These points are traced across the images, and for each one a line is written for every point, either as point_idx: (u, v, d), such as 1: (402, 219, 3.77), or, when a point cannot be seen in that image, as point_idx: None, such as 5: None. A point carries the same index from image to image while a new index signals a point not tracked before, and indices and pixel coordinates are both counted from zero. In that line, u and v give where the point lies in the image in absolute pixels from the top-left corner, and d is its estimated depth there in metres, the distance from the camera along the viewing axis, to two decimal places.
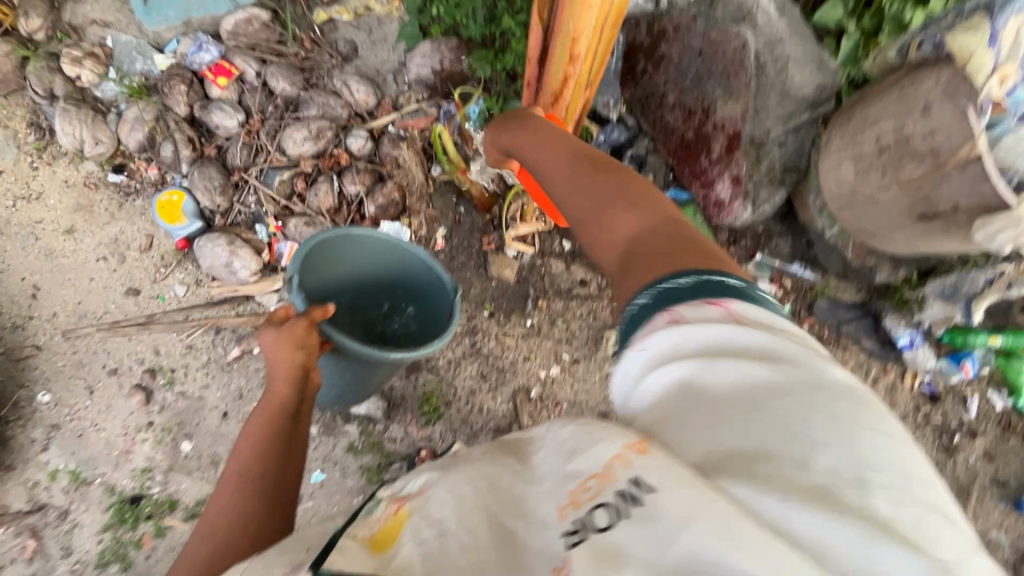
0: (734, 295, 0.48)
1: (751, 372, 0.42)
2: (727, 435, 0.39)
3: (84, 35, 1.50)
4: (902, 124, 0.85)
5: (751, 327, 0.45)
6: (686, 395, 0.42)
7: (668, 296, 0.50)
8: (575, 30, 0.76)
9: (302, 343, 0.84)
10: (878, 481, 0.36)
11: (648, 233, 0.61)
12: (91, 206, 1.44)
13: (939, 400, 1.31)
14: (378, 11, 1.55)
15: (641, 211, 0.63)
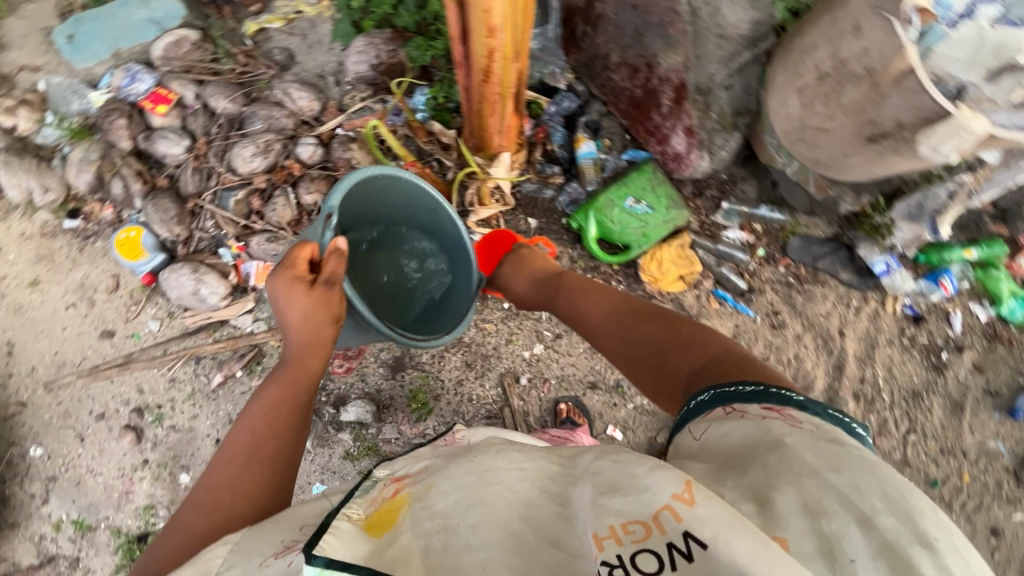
0: (789, 405, 0.57)
1: (801, 458, 0.49)
2: (783, 503, 0.45)
3: (16, 83, 1.47)
4: (836, 48, 0.83)
5: (802, 428, 0.53)
6: (746, 475, 0.50)
7: (726, 397, 0.62)
8: (486, 1, 0.74)
9: (332, 317, 0.87)
10: (944, 548, 0.40)
11: (700, 360, 0.72)
12: (52, 255, 1.42)
13: (923, 321, 1.30)
14: (309, 13, 1.52)
15: (698, 348, 0.74)
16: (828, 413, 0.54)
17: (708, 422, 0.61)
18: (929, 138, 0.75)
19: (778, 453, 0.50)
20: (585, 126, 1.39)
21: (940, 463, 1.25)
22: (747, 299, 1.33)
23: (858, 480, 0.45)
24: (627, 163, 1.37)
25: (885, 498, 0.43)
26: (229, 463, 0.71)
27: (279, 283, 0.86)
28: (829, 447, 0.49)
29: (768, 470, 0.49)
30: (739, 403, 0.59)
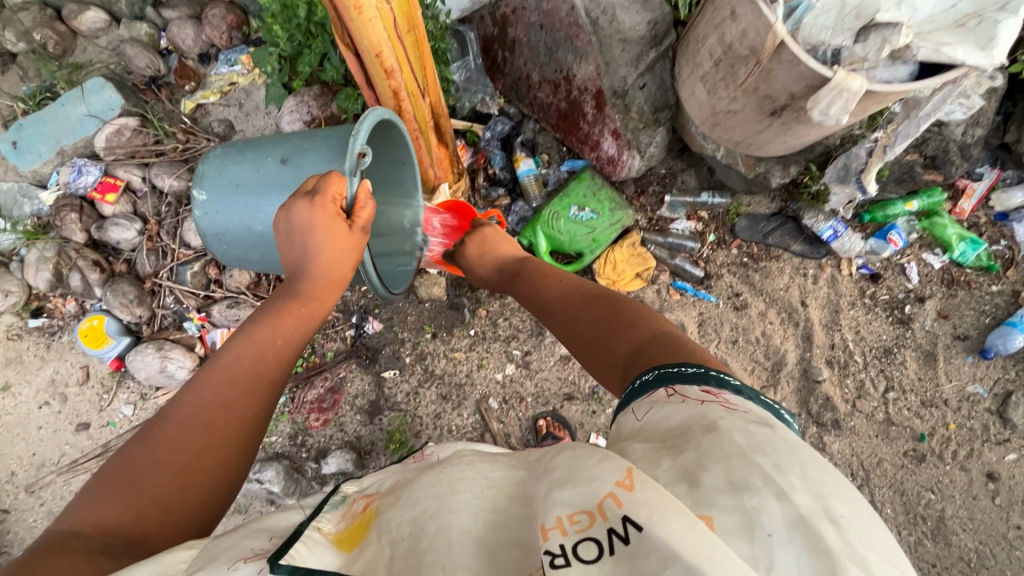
0: (728, 387, 0.51)
1: (726, 433, 0.42)
2: (708, 477, 0.38)
3: None
4: (721, 34, 0.87)
5: (737, 413, 0.46)
6: (670, 451, 0.42)
7: (668, 375, 0.55)
8: (374, 47, 0.78)
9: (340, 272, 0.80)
10: (852, 527, 0.35)
11: (642, 344, 0.66)
12: (20, 357, 1.43)
13: (881, 278, 1.31)
14: (243, 83, 1.57)
15: (636, 328, 0.69)
16: (761, 399, 0.50)
17: (650, 403, 0.52)
18: (818, 103, 0.77)
19: (714, 433, 0.42)
20: (523, 145, 1.42)
21: (923, 416, 1.25)
22: (706, 285, 1.34)
23: (780, 460, 0.38)
24: (567, 174, 1.40)
25: (804, 479, 0.37)
26: (227, 386, 0.66)
27: (297, 205, 0.75)
28: (756, 432, 0.42)
29: (700, 450, 0.40)
30: (680, 385, 0.52)
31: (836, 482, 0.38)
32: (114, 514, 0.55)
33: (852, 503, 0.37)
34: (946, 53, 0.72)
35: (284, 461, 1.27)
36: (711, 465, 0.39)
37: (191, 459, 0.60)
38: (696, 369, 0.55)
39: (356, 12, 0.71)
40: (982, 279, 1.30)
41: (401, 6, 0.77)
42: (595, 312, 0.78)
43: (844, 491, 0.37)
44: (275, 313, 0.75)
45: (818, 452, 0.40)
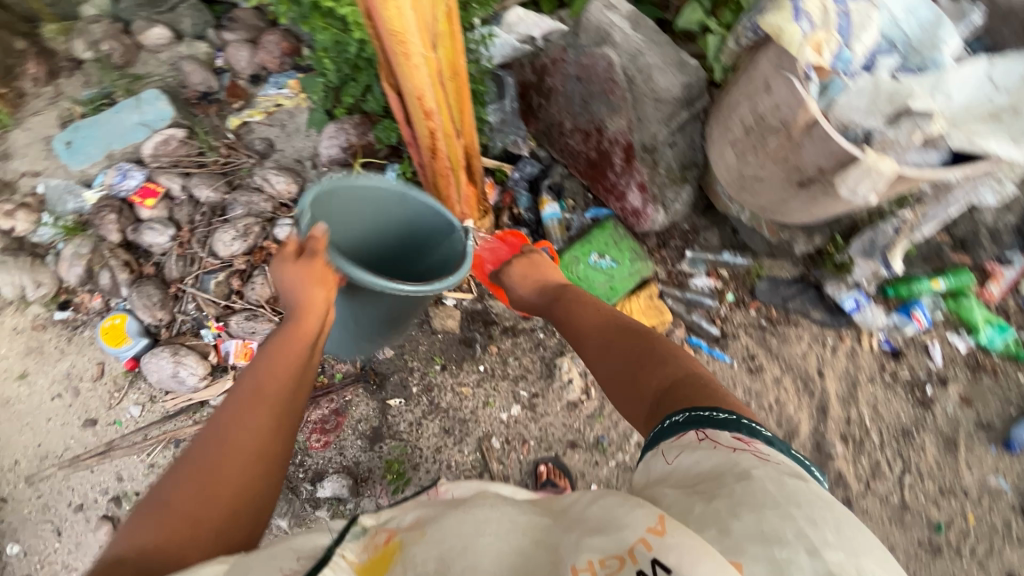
0: (764, 439, 0.52)
1: (760, 481, 0.44)
2: (740, 524, 0.40)
3: (17, 188, 1.58)
4: (754, 104, 0.89)
5: (769, 460, 0.48)
6: (702, 492, 0.45)
7: (697, 419, 0.57)
8: (417, 90, 0.81)
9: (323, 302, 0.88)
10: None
11: (674, 383, 0.69)
12: (41, 347, 1.47)
13: (902, 355, 1.28)
14: (288, 105, 1.65)
15: (667, 367, 0.73)
16: (779, 442, 0.52)
17: (680, 445, 0.55)
18: (846, 180, 0.79)
19: (747, 480, 0.45)
20: (549, 189, 1.44)
21: (941, 504, 1.19)
22: (721, 345, 1.32)
23: (816, 515, 0.41)
24: (590, 221, 1.41)
25: (838, 534, 0.39)
26: (241, 409, 0.70)
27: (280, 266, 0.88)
28: (795, 485, 0.44)
29: (733, 496, 0.43)
30: (709, 428, 0.54)
31: (870, 544, 0.40)
32: (150, 535, 0.56)
33: (884, 559, 0.39)
34: (979, 143, 0.73)
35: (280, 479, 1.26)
36: (748, 514, 0.41)
37: (215, 477, 0.62)
38: (726, 415, 0.56)
39: (404, 58, 0.73)
40: (1008, 367, 1.27)
41: (448, 55, 0.80)
42: (634, 351, 0.80)
43: (875, 548, 0.40)
44: (275, 351, 0.82)
45: (848, 508, 0.42)
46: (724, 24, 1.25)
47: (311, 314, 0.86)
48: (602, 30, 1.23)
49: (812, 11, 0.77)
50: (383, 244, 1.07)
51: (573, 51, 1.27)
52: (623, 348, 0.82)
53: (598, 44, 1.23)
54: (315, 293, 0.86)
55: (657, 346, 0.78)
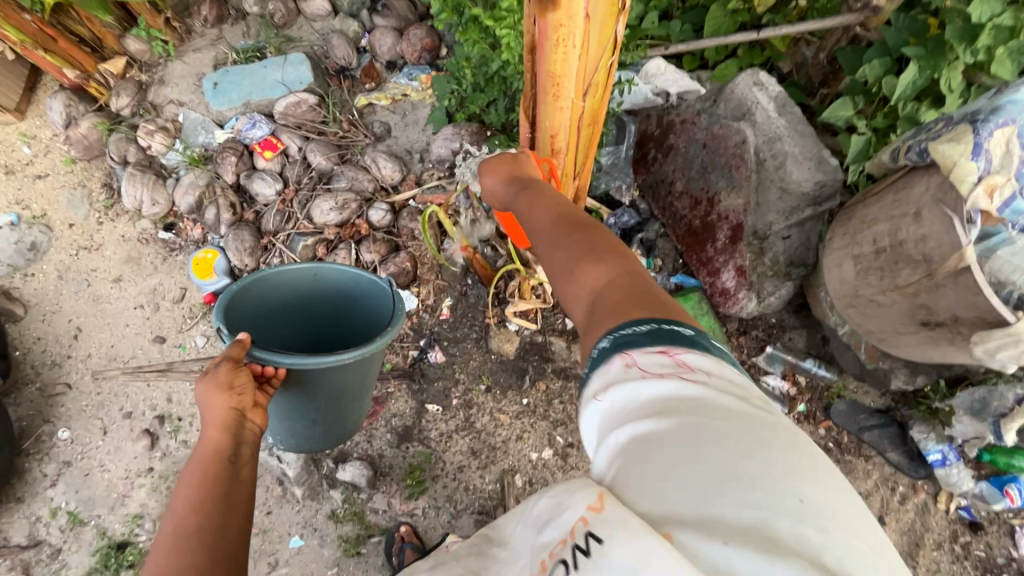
0: (685, 345, 0.46)
1: (696, 420, 0.40)
2: (682, 478, 0.37)
3: (162, 112, 1.74)
4: (896, 227, 0.83)
5: (695, 381, 0.43)
6: (639, 450, 0.40)
7: (623, 340, 0.48)
8: (552, 128, 0.81)
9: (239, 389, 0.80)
10: (825, 520, 0.35)
11: (611, 284, 0.56)
12: (139, 259, 1.59)
13: (981, 530, 1.15)
14: (414, 97, 1.71)
15: (602, 259, 0.59)
16: (714, 345, 0.48)
17: (606, 378, 0.46)
18: (986, 341, 0.74)
19: (674, 419, 0.40)
20: (641, 243, 1.39)
21: None
22: None
23: (760, 461, 0.37)
24: (675, 286, 1.35)
25: (781, 465, 0.37)
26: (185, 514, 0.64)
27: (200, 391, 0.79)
28: (729, 407, 0.41)
29: (673, 444, 0.39)
30: (634, 350, 0.46)
31: (805, 467, 0.38)
32: None
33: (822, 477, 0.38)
34: None
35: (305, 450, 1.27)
36: (686, 470, 0.38)
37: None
38: (691, 331, 0.49)
39: (553, 99, 0.74)
40: None
41: (594, 104, 0.81)
42: (570, 234, 0.64)
43: (814, 472, 0.38)
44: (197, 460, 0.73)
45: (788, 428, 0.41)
46: (874, 127, 1.19)
47: (219, 422, 0.76)
48: (745, 104, 1.19)
49: (992, 153, 0.73)
50: (304, 320, 1.14)
51: (707, 117, 1.25)
52: (564, 229, 0.65)
53: (736, 118, 1.20)
54: (215, 411, 0.77)
55: (592, 232, 0.63)
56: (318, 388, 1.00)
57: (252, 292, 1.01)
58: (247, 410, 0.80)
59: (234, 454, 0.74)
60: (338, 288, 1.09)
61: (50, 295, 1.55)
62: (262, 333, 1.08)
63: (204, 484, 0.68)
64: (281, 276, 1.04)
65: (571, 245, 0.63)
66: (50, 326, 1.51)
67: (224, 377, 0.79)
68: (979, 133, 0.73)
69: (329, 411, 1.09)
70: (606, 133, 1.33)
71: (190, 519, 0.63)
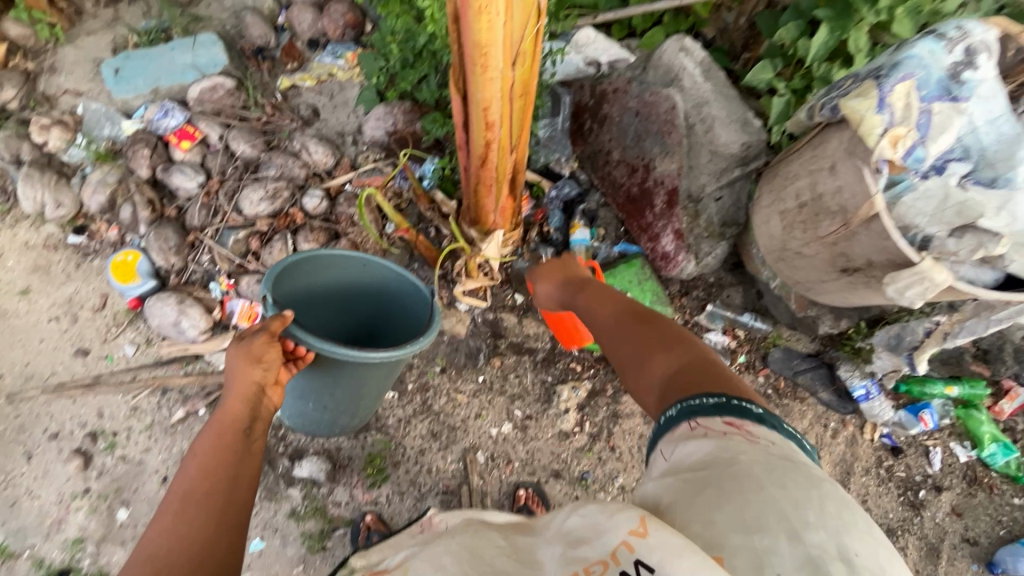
0: (752, 419, 0.49)
1: (745, 465, 0.42)
2: (730, 513, 0.39)
3: (57, 104, 1.57)
4: (815, 181, 0.89)
5: (750, 439, 0.46)
6: (692, 490, 0.43)
7: (691, 409, 0.52)
8: (485, 101, 0.79)
9: (262, 360, 0.80)
10: (866, 566, 0.36)
11: (680, 368, 0.59)
12: (49, 267, 1.45)
13: (901, 453, 1.27)
14: (340, 77, 1.64)
15: (672, 345, 0.63)
16: (780, 425, 0.49)
17: (672, 438, 0.50)
18: (896, 281, 0.80)
19: (725, 465, 0.43)
20: (582, 213, 1.41)
21: None
22: None
23: (798, 495, 0.39)
24: (618, 254, 1.39)
25: (825, 513, 0.39)
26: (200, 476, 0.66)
27: (233, 359, 0.80)
28: (778, 458, 0.43)
29: (723, 485, 0.41)
30: (699, 416, 0.50)
31: (858, 522, 0.39)
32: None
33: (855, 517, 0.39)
34: None
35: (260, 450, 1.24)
36: (734, 508, 0.39)
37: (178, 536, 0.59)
38: (760, 409, 0.50)
39: (481, 70, 0.72)
40: (1005, 487, 1.26)
41: (523, 73, 0.79)
42: (640, 330, 0.69)
43: (847, 516, 0.39)
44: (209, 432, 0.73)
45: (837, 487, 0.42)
46: (793, 88, 1.25)
47: (243, 396, 0.78)
48: (672, 70, 1.22)
49: (894, 105, 0.78)
50: (338, 309, 1.11)
51: (637, 85, 1.27)
52: (638, 323, 0.71)
53: (665, 84, 1.23)
54: (244, 383, 0.79)
55: (664, 326, 0.68)
56: (346, 375, 0.98)
57: (297, 270, 0.97)
58: (268, 387, 0.81)
59: (252, 429, 0.75)
60: (383, 283, 1.07)
61: None
62: (305, 314, 1.06)
63: (224, 456, 0.70)
64: (334, 260, 1.00)
65: (641, 334, 0.68)
66: None
67: (255, 352, 0.80)
68: (882, 86, 0.78)
69: (343, 400, 1.08)
70: (542, 106, 1.35)
71: (200, 488, 0.65)
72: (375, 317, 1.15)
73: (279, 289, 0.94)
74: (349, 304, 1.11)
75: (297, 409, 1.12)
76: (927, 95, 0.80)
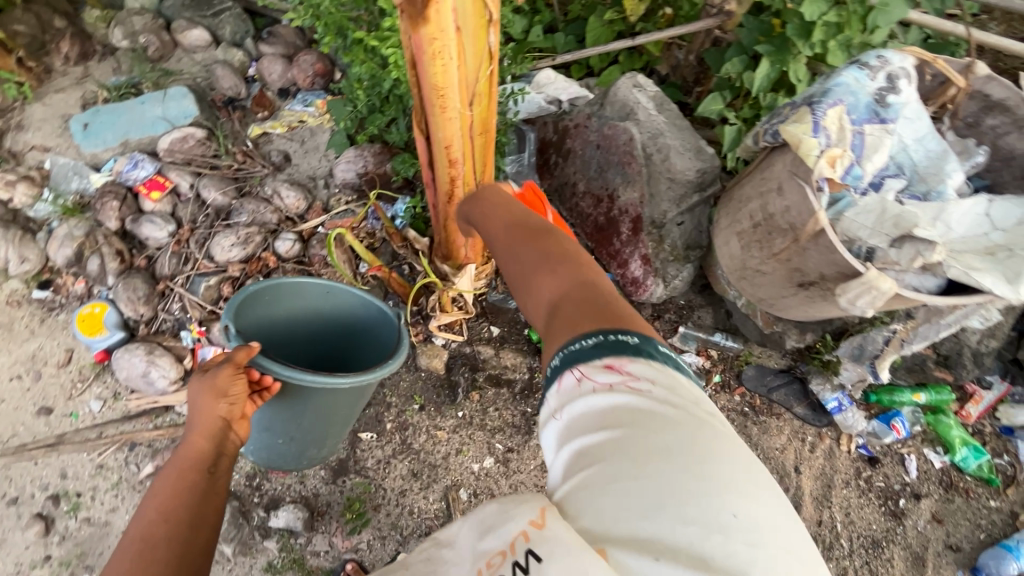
0: (632, 355, 0.46)
1: (630, 436, 0.41)
2: (617, 497, 0.38)
3: (24, 160, 1.57)
4: (766, 202, 0.94)
5: (636, 393, 0.43)
6: (582, 470, 0.41)
7: (575, 355, 0.48)
8: (446, 139, 0.83)
9: (227, 395, 0.82)
10: (745, 524, 0.37)
11: (569, 294, 0.56)
12: (11, 324, 1.42)
13: (878, 463, 1.28)
14: (311, 123, 1.67)
15: (560, 269, 0.60)
16: (660, 351, 0.47)
17: (559, 395, 0.46)
18: (847, 292, 0.83)
19: (614, 435, 0.41)
20: None
21: None
22: None
23: (685, 466, 0.39)
24: None
25: (706, 477, 0.38)
26: (161, 512, 0.65)
27: (197, 391, 0.81)
28: (665, 414, 0.42)
29: (611, 465, 0.39)
30: (584, 364, 0.46)
31: (738, 473, 0.39)
32: None
33: (744, 477, 0.39)
34: (975, 278, 0.80)
35: (234, 502, 1.20)
36: (622, 489, 0.38)
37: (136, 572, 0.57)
38: (637, 338, 0.48)
39: (440, 111, 0.76)
40: (981, 491, 1.28)
41: (482, 111, 0.83)
42: (529, 248, 0.65)
43: (738, 478, 0.39)
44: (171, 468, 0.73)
45: (720, 435, 0.41)
46: (742, 117, 1.33)
47: (204, 431, 0.79)
48: (628, 105, 1.29)
49: (828, 129, 0.83)
50: (303, 339, 1.11)
51: (597, 120, 1.33)
52: (529, 240, 0.67)
53: (621, 118, 1.29)
54: (208, 414, 0.80)
55: (553, 245, 0.64)
56: (314, 404, 0.98)
57: (261, 298, 0.98)
58: (231, 423, 0.83)
59: (213, 466, 0.75)
60: (348, 310, 1.08)
61: None
62: (269, 345, 1.06)
63: (180, 495, 0.68)
64: (299, 287, 1.02)
65: (532, 255, 0.64)
66: None
67: (218, 387, 0.81)
68: (816, 111, 0.84)
69: (310, 431, 1.07)
70: (507, 142, 1.39)
71: (161, 528, 0.62)
72: (341, 346, 1.15)
73: (243, 317, 0.95)
74: (314, 334, 1.11)
75: (262, 444, 1.09)
76: (858, 119, 0.86)
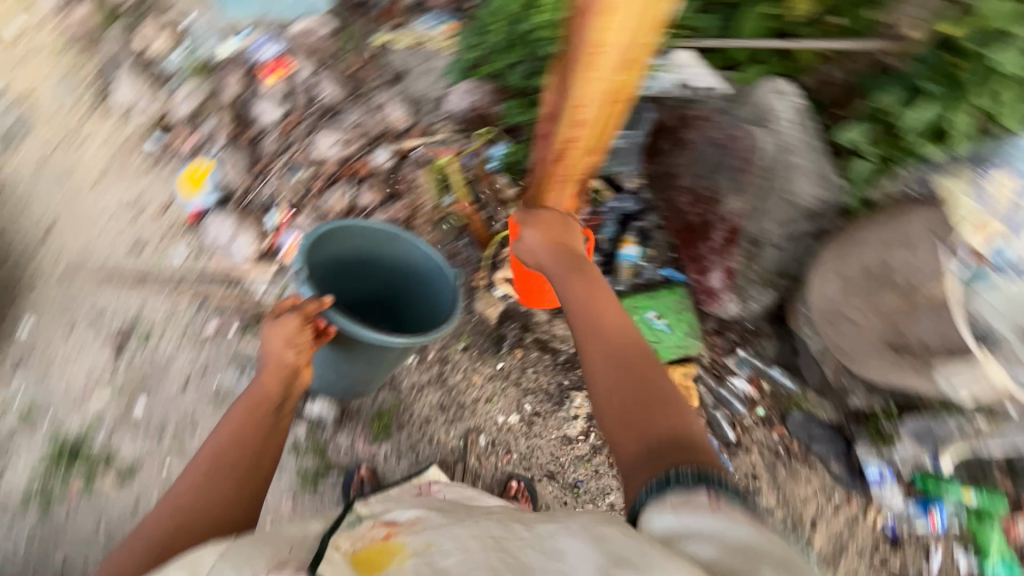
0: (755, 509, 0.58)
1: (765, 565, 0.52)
2: None
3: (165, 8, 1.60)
4: (888, 257, 0.98)
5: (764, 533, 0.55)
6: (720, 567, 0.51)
7: (708, 480, 0.60)
8: (579, 101, 0.81)
9: (293, 342, 0.92)
10: None
11: (674, 431, 0.69)
12: (125, 161, 1.52)
13: (899, 544, 1.25)
14: (434, 45, 1.65)
15: (670, 407, 0.72)
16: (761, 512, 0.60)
17: (689, 501, 0.58)
18: (951, 368, 0.95)
19: (746, 548, 0.53)
20: (635, 230, 1.43)
21: None
22: (728, 450, 1.31)
23: None
24: (662, 279, 1.40)
25: None
26: (228, 443, 0.85)
27: (268, 331, 0.94)
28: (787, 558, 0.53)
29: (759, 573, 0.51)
30: (722, 495, 0.58)
31: None
32: (160, 521, 0.75)
33: None
34: None
35: None
36: None
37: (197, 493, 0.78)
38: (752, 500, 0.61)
39: (587, 71, 0.74)
40: None
41: (626, 86, 0.80)
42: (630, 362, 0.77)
43: None
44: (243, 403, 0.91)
45: None
46: (880, 156, 1.24)
47: (277, 373, 0.93)
48: (765, 111, 1.21)
49: (993, 197, 0.93)
50: (363, 283, 1.16)
51: (726, 117, 1.26)
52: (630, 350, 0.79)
53: (754, 122, 1.22)
54: (279, 356, 0.93)
55: (663, 376, 0.77)
56: (366, 352, 1.02)
57: (330, 239, 1.02)
58: (301, 369, 0.96)
59: (280, 407, 0.92)
60: (411, 262, 1.11)
61: (23, 182, 1.46)
62: (336, 282, 1.12)
63: (248, 428, 0.87)
64: (366, 231, 1.05)
65: (646, 374, 0.76)
66: (23, 215, 1.44)
67: (296, 333, 0.92)
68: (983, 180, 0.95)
69: (358, 373, 1.12)
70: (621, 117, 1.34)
71: (225, 456, 0.83)
72: (400, 294, 1.19)
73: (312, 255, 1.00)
74: (377, 280, 1.16)
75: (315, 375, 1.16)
76: None
